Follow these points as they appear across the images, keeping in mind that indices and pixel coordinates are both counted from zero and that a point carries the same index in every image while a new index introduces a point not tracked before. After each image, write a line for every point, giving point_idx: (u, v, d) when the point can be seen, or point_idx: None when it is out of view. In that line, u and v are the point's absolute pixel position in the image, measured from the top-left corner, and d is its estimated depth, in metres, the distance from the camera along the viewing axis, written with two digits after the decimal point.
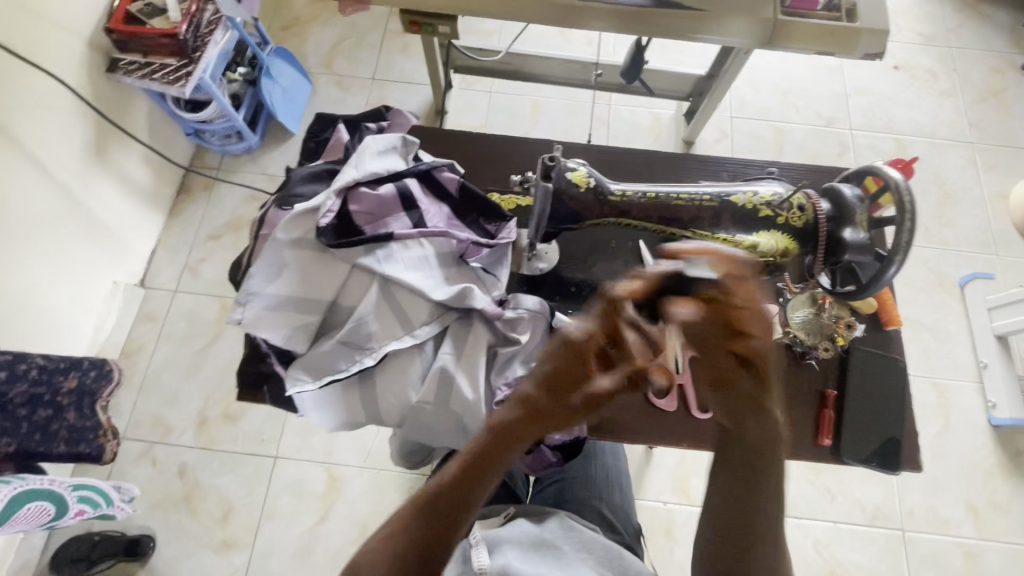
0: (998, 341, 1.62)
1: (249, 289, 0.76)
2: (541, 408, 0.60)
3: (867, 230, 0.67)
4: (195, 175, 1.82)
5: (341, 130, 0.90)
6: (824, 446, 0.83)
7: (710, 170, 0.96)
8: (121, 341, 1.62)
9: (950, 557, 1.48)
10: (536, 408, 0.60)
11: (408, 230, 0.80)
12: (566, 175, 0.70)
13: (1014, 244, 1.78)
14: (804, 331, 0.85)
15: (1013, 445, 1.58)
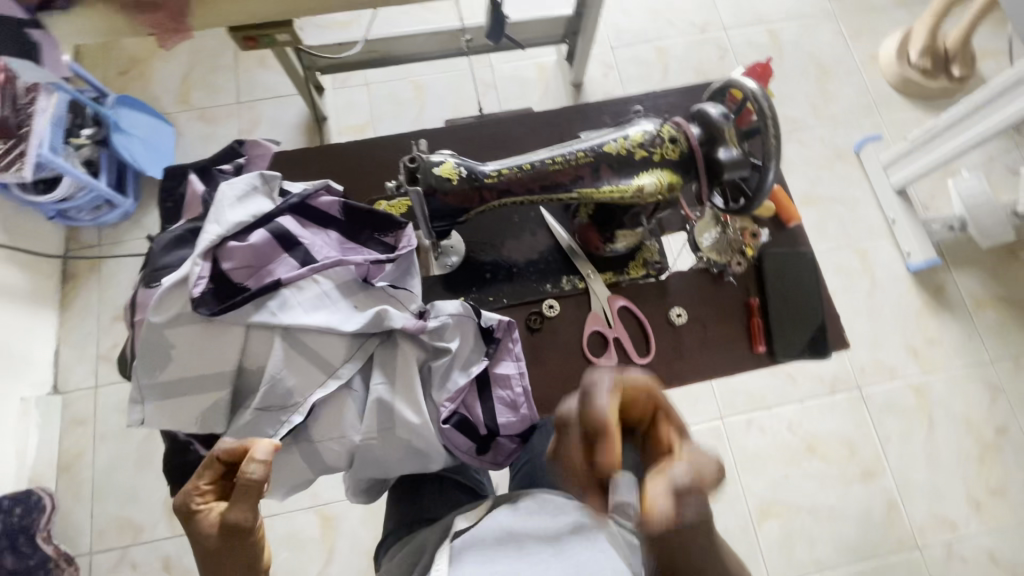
0: (899, 195, 1.74)
1: (141, 384, 0.70)
2: (209, 567, 0.60)
3: (737, 144, 0.68)
4: (77, 259, 1.64)
5: (194, 181, 0.81)
6: (761, 352, 0.86)
7: (591, 118, 0.94)
8: (54, 456, 1.47)
9: (903, 398, 1.61)
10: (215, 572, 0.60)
11: (296, 270, 0.74)
12: (433, 171, 0.67)
13: (892, 102, 1.89)
14: (715, 252, 0.88)
15: (932, 282, 1.72)
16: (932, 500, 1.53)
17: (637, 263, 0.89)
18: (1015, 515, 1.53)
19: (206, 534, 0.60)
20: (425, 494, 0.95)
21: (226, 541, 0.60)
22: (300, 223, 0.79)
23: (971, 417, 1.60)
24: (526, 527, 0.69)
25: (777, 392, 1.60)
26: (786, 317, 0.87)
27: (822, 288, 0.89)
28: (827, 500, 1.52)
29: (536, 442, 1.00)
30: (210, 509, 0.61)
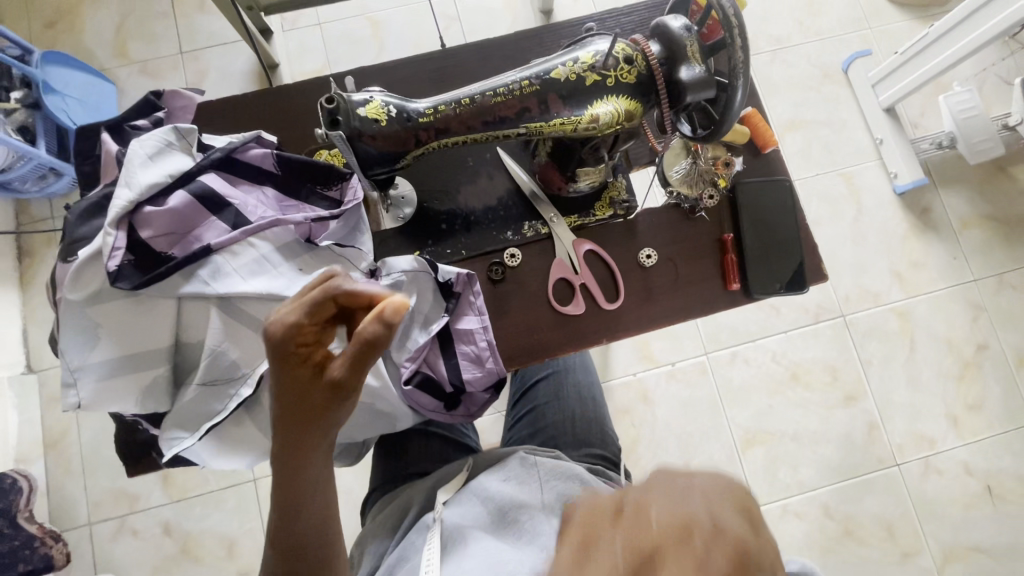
0: (886, 114, 1.66)
1: (69, 367, 0.64)
2: (293, 416, 0.50)
3: (701, 62, 0.60)
4: (30, 234, 1.54)
5: (106, 141, 0.73)
6: (735, 290, 0.82)
7: (547, 44, 0.85)
8: (38, 435, 1.45)
9: (887, 323, 1.61)
10: (299, 422, 0.50)
11: (227, 234, 0.68)
12: (357, 113, 0.59)
13: (883, 12, 1.76)
14: (686, 185, 0.82)
15: (919, 204, 1.67)
16: (912, 419, 1.56)
17: (603, 203, 0.83)
18: (991, 428, 1.56)
19: (303, 380, 0.49)
20: (410, 449, 0.94)
21: (327, 397, 0.49)
22: (228, 180, 0.72)
23: (953, 336, 1.60)
24: (519, 499, 0.72)
25: (762, 325, 1.59)
26: (761, 252, 0.82)
27: (800, 219, 0.83)
28: (810, 426, 1.55)
29: (539, 392, 0.99)
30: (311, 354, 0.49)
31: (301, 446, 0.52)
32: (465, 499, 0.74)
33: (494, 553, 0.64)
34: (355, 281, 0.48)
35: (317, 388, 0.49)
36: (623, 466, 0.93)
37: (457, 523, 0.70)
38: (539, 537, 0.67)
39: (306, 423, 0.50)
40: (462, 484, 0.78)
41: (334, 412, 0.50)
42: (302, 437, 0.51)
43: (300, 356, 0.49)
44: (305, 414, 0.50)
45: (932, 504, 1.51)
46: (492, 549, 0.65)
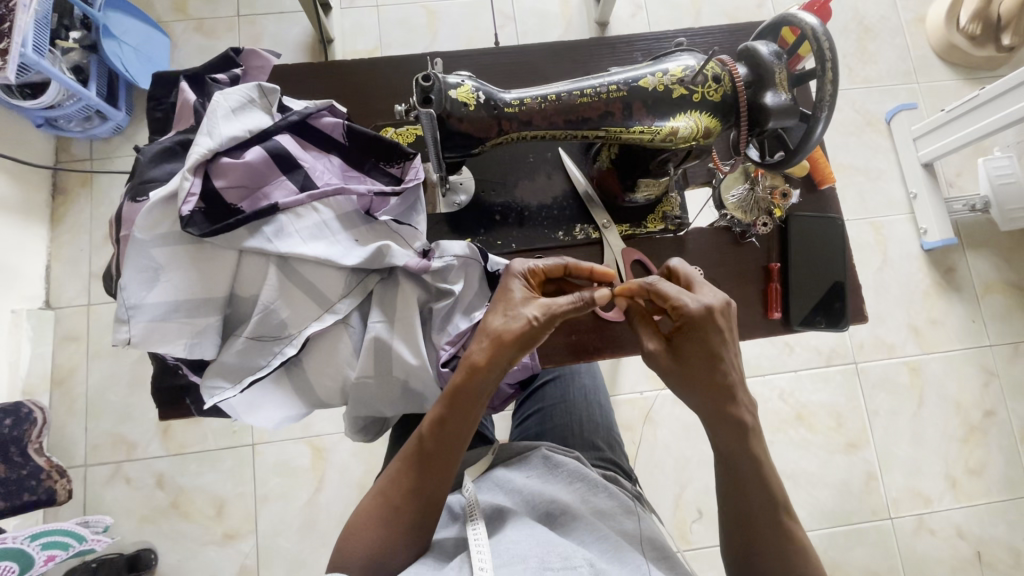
0: (925, 169, 1.67)
1: (126, 303, 0.64)
2: (517, 328, 0.65)
3: (788, 90, 0.61)
4: (66, 172, 1.56)
5: (185, 90, 0.74)
6: (775, 319, 0.82)
7: (621, 54, 0.86)
8: (47, 371, 1.45)
9: (897, 376, 1.61)
10: (499, 331, 0.66)
11: (295, 196, 0.69)
12: (449, 94, 0.61)
13: (933, 69, 1.77)
14: (741, 210, 0.82)
15: (944, 263, 1.67)
16: (911, 475, 1.56)
17: (655, 216, 0.84)
18: (990, 494, 1.56)
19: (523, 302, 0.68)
20: None
21: (538, 319, 0.66)
22: (299, 143, 0.73)
23: (962, 399, 1.60)
24: (546, 492, 0.72)
25: (773, 361, 1.59)
26: (805, 285, 0.83)
27: (846, 257, 0.84)
28: (808, 467, 1.55)
29: (546, 394, 0.99)
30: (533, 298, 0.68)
31: (494, 355, 0.65)
32: (488, 487, 0.75)
33: (537, 531, 0.61)
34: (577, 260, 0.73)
35: (530, 306, 0.67)
36: (636, 477, 0.91)
37: (491, 500, 0.72)
38: (574, 528, 0.66)
39: (509, 334, 0.65)
40: (485, 470, 0.78)
41: (542, 332, 0.66)
42: (495, 345, 0.65)
43: (532, 286, 0.71)
44: (523, 329, 0.65)
45: (920, 562, 1.51)
46: (532, 530, 0.62)
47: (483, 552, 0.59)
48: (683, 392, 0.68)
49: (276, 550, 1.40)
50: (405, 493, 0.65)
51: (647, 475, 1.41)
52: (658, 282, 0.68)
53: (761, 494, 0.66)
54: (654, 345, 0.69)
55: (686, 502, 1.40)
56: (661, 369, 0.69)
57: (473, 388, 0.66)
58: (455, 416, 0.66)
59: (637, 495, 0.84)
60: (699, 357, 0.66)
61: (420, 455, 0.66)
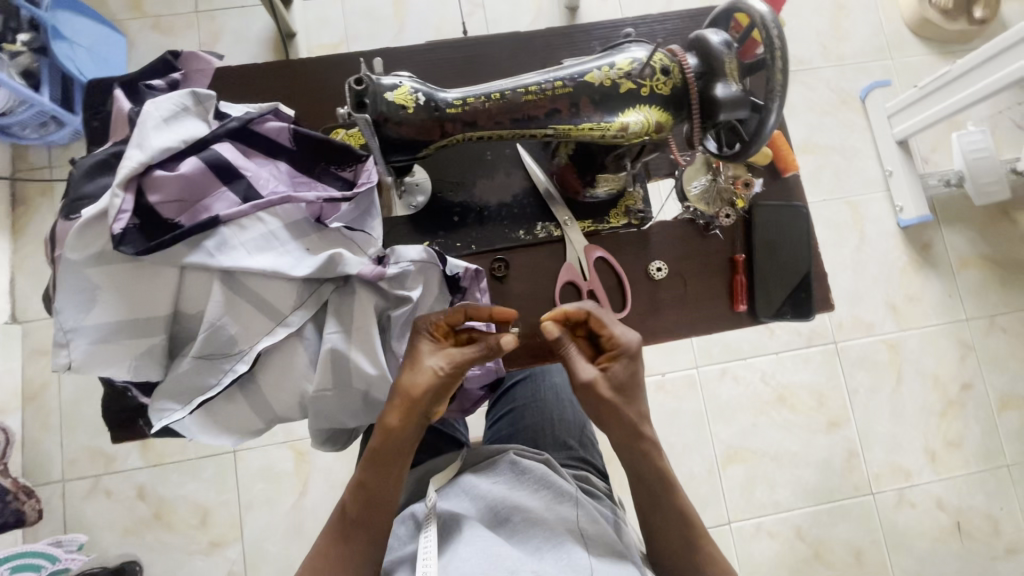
0: (899, 146, 1.66)
1: (63, 327, 0.62)
2: (422, 386, 0.63)
3: (739, 80, 0.59)
4: (25, 182, 1.50)
5: (119, 98, 0.71)
6: (741, 311, 0.82)
7: (578, 44, 0.84)
8: (17, 387, 1.41)
9: (876, 354, 1.62)
10: (407, 388, 0.63)
11: (237, 207, 0.66)
12: (386, 97, 0.58)
13: (906, 44, 1.76)
14: (704, 202, 0.81)
15: (920, 239, 1.68)
16: (892, 450, 1.58)
17: (618, 211, 0.82)
18: (968, 466, 1.58)
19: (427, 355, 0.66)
20: None
21: (444, 369, 0.64)
22: (241, 151, 0.70)
23: (939, 373, 1.62)
24: (509, 499, 0.71)
25: (754, 344, 1.59)
26: (771, 275, 0.82)
27: (811, 244, 0.83)
28: (791, 448, 1.56)
29: (517, 393, 0.98)
30: (439, 350, 0.66)
31: (406, 413, 0.63)
32: (453, 493, 0.74)
33: (487, 543, 0.60)
34: (477, 304, 0.69)
35: (435, 357, 0.65)
36: (609, 474, 0.91)
37: (453, 508, 0.70)
38: (532, 537, 0.65)
39: (417, 391, 0.63)
40: (453, 476, 0.77)
41: (452, 384, 0.64)
42: (405, 404, 0.63)
43: (437, 335, 0.67)
44: (429, 385, 0.63)
45: (902, 535, 1.53)
46: (486, 539, 0.61)
47: (428, 569, 0.59)
48: (608, 424, 0.67)
49: (263, 556, 1.39)
50: (336, 569, 0.63)
51: None
52: (596, 311, 0.68)
53: (672, 508, 0.67)
54: (592, 373, 0.65)
55: None
56: (597, 398, 0.65)
57: (391, 449, 0.64)
58: (376, 480, 0.64)
59: (608, 493, 0.83)
60: (633, 386, 0.66)
61: (349, 524, 0.64)
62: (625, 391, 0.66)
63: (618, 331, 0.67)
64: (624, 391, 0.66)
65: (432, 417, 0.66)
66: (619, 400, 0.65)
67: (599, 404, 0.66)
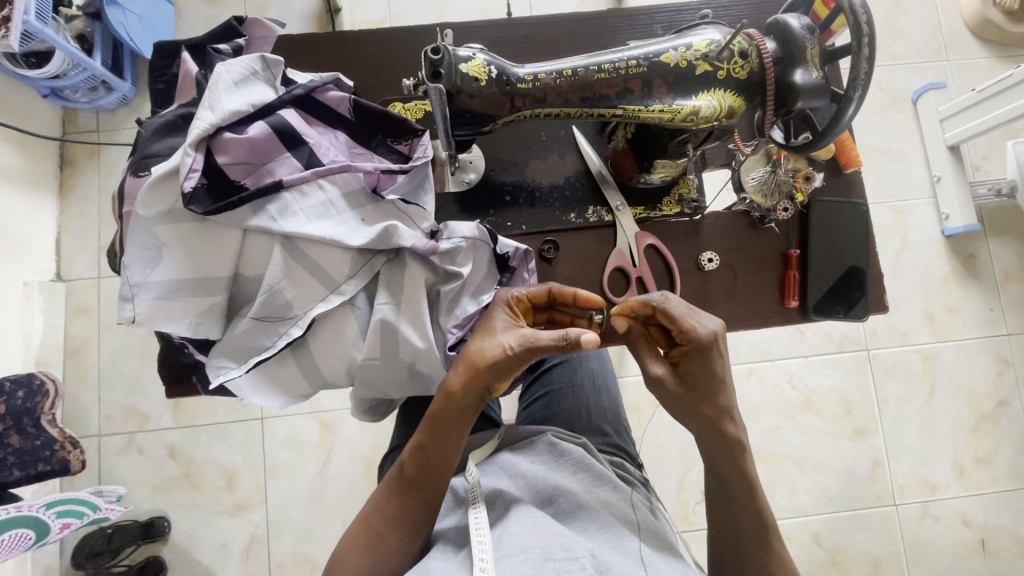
0: (950, 151, 1.60)
1: (129, 281, 0.64)
2: (492, 359, 0.64)
3: (820, 68, 0.58)
4: (73, 144, 1.54)
5: (187, 60, 0.71)
6: (792, 307, 0.80)
7: (641, 27, 0.82)
8: (60, 342, 1.46)
9: (910, 364, 1.58)
10: (475, 359, 0.65)
11: (300, 173, 0.67)
12: (460, 68, 0.58)
13: (965, 45, 1.69)
14: (761, 194, 0.79)
15: (964, 249, 1.63)
16: (918, 462, 1.54)
17: (671, 199, 0.81)
18: (997, 484, 1.55)
19: (500, 329, 0.67)
20: None
21: (514, 348, 0.64)
22: (304, 118, 0.71)
23: (974, 388, 1.58)
24: (551, 479, 0.71)
25: (784, 346, 1.57)
26: (825, 274, 0.80)
27: (869, 245, 0.81)
28: (813, 453, 1.54)
29: (553, 376, 0.98)
30: (513, 325, 0.67)
31: (469, 382, 0.64)
32: (493, 471, 0.74)
33: (540, 521, 0.60)
34: (561, 283, 0.71)
35: (508, 335, 0.66)
36: (642, 463, 0.91)
37: (495, 485, 0.71)
38: (577, 516, 0.65)
39: (485, 362, 0.64)
40: (490, 454, 0.78)
41: (521, 362, 0.65)
42: (472, 372, 0.64)
43: (515, 310, 0.70)
44: (498, 359, 0.64)
45: (924, 549, 1.51)
46: (538, 519, 0.61)
47: (483, 545, 0.59)
48: (686, 417, 0.68)
49: (286, 522, 1.43)
50: (386, 522, 0.64)
51: (652, 455, 1.39)
52: (663, 302, 0.67)
53: (751, 512, 0.66)
54: (661, 370, 0.67)
55: (690, 485, 1.38)
56: (665, 394, 0.68)
57: (452, 416, 0.65)
58: (433, 443, 0.65)
59: (642, 481, 0.83)
60: (706, 381, 0.66)
61: (403, 485, 0.66)
62: (695, 386, 0.67)
63: (693, 324, 0.66)
64: (692, 386, 0.67)
65: (496, 390, 0.67)
66: (689, 395, 0.67)
67: (667, 395, 0.68)
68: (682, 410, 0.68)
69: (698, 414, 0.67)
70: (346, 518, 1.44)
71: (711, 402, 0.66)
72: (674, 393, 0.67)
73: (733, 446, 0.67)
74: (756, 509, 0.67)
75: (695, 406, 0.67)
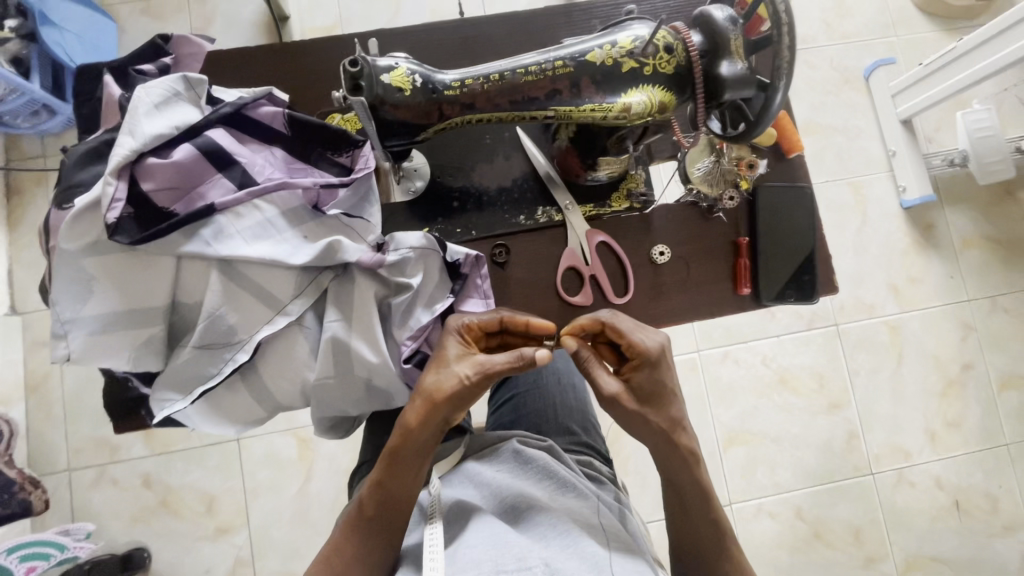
0: (903, 125, 1.63)
1: (60, 318, 0.62)
2: (450, 392, 0.63)
3: (744, 58, 0.59)
4: (19, 172, 1.48)
5: (109, 84, 0.69)
6: (745, 294, 0.81)
7: (577, 23, 0.82)
8: (20, 378, 1.41)
9: (877, 336, 1.62)
10: (431, 392, 0.63)
11: (233, 194, 0.65)
12: (382, 79, 0.57)
13: (911, 20, 1.72)
14: (708, 183, 0.79)
15: (923, 220, 1.66)
16: (891, 431, 1.58)
17: (620, 194, 0.81)
18: (967, 445, 1.59)
19: (456, 358, 0.66)
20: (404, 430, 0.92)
21: (471, 376, 0.64)
22: (235, 137, 0.69)
23: (940, 354, 1.62)
24: (515, 487, 0.71)
25: (756, 327, 1.59)
26: (774, 260, 0.81)
27: (816, 228, 0.82)
28: (791, 429, 1.56)
29: (519, 379, 0.97)
30: (469, 353, 0.66)
31: (426, 416, 0.63)
32: (457, 480, 0.74)
33: (496, 533, 0.60)
34: (512, 306, 0.70)
35: (462, 363, 0.65)
36: (612, 459, 0.91)
37: (458, 494, 0.71)
38: (538, 523, 0.65)
39: (442, 394, 0.63)
40: (456, 463, 0.78)
41: (480, 389, 0.64)
42: (428, 406, 0.63)
43: (468, 337, 0.69)
44: (456, 391, 0.63)
45: (902, 513, 1.55)
46: (494, 530, 0.61)
47: (436, 562, 0.58)
48: (639, 433, 0.67)
49: (269, 541, 1.40)
50: (345, 563, 0.62)
51: None
52: (614, 321, 0.68)
53: (709, 515, 0.67)
54: (616, 387, 0.66)
55: None
56: (624, 410, 0.66)
57: (409, 452, 0.64)
58: (393, 480, 0.64)
59: (612, 478, 0.83)
60: (659, 395, 0.66)
61: (364, 522, 0.64)
62: (651, 401, 0.66)
63: (640, 339, 0.67)
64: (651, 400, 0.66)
65: (455, 420, 0.66)
66: (645, 407, 0.66)
67: (624, 410, 0.66)
68: (645, 421, 0.66)
69: (641, 423, 0.66)
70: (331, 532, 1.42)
71: (662, 407, 0.66)
72: (633, 409, 0.66)
73: (688, 451, 0.67)
74: (714, 511, 0.67)
75: (649, 415, 0.65)
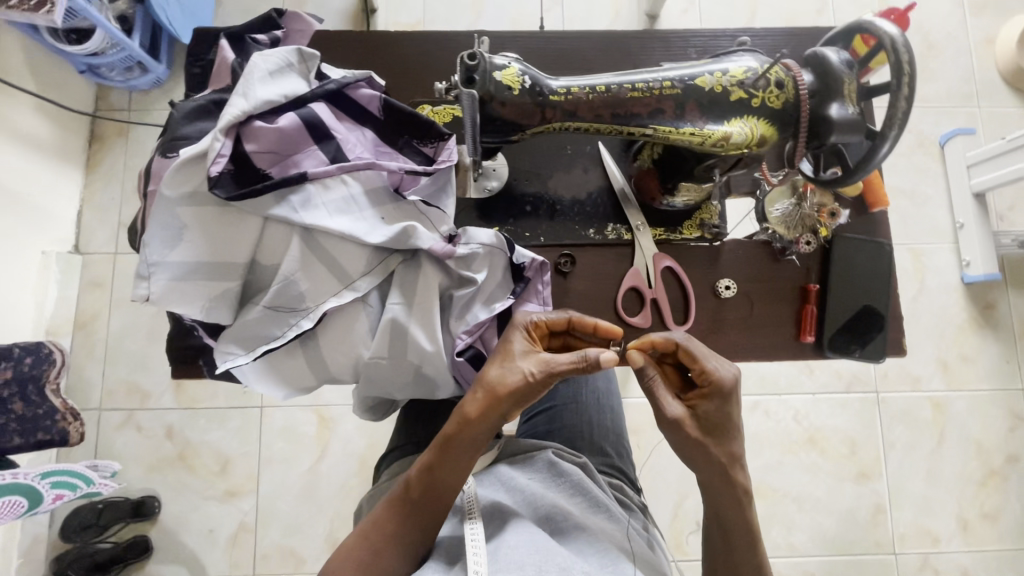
0: (975, 198, 1.58)
1: (148, 260, 0.64)
2: (512, 387, 0.63)
3: (855, 103, 0.58)
4: (104, 121, 1.56)
5: (224, 48, 0.72)
6: (807, 342, 0.79)
7: (674, 48, 0.82)
8: (71, 314, 1.47)
9: (919, 410, 1.55)
10: (494, 384, 0.64)
11: (325, 166, 0.68)
12: (494, 76, 0.59)
13: (996, 93, 1.67)
14: (784, 226, 0.79)
15: (983, 298, 1.60)
16: (921, 512, 1.51)
17: (692, 223, 0.80)
18: (1001, 542, 1.50)
19: (521, 354, 0.66)
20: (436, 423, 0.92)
21: (535, 375, 0.64)
22: (334, 113, 0.71)
23: (984, 440, 1.54)
24: (550, 498, 0.70)
25: (792, 380, 1.54)
26: (842, 311, 0.79)
27: (890, 286, 0.80)
28: (815, 492, 1.50)
29: (557, 392, 0.96)
30: (534, 352, 0.66)
31: (486, 408, 0.63)
32: (489, 482, 0.73)
33: (538, 538, 0.60)
34: (582, 313, 0.70)
35: (528, 360, 0.65)
36: (641, 487, 0.89)
37: (490, 497, 0.70)
38: (573, 538, 0.64)
39: (504, 388, 0.64)
40: (489, 464, 0.77)
41: (542, 389, 0.64)
42: (489, 398, 0.64)
43: (534, 336, 0.69)
44: (518, 387, 0.63)
45: None
46: (535, 534, 0.60)
47: (478, 558, 0.58)
48: (696, 463, 0.65)
49: (275, 512, 1.42)
50: (383, 542, 0.62)
51: (647, 479, 1.37)
52: (688, 345, 0.66)
53: (750, 560, 0.64)
54: (678, 411, 0.65)
55: (685, 513, 1.36)
56: (684, 436, 0.65)
57: (461, 441, 0.64)
58: (442, 466, 0.64)
59: (641, 507, 0.81)
60: (721, 427, 0.65)
61: (407, 504, 0.64)
62: (712, 432, 0.65)
63: (713, 366, 0.66)
64: (712, 431, 0.65)
65: (511, 415, 0.66)
66: (705, 437, 0.65)
67: (684, 436, 0.65)
68: (698, 452, 0.65)
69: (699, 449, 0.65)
70: (336, 514, 1.43)
71: (721, 440, 0.65)
72: (693, 437, 0.64)
73: (739, 490, 0.65)
74: (756, 558, 0.65)
75: (705, 446, 0.64)
